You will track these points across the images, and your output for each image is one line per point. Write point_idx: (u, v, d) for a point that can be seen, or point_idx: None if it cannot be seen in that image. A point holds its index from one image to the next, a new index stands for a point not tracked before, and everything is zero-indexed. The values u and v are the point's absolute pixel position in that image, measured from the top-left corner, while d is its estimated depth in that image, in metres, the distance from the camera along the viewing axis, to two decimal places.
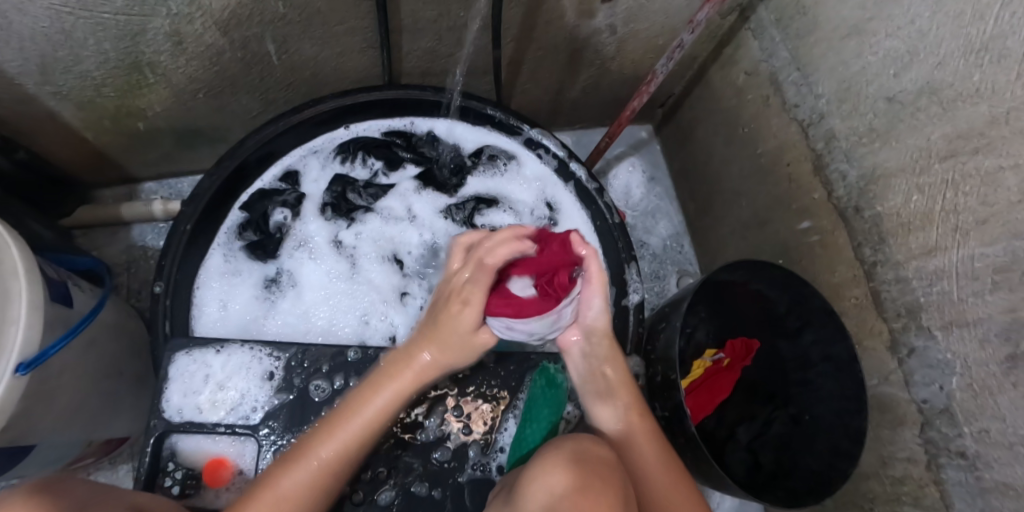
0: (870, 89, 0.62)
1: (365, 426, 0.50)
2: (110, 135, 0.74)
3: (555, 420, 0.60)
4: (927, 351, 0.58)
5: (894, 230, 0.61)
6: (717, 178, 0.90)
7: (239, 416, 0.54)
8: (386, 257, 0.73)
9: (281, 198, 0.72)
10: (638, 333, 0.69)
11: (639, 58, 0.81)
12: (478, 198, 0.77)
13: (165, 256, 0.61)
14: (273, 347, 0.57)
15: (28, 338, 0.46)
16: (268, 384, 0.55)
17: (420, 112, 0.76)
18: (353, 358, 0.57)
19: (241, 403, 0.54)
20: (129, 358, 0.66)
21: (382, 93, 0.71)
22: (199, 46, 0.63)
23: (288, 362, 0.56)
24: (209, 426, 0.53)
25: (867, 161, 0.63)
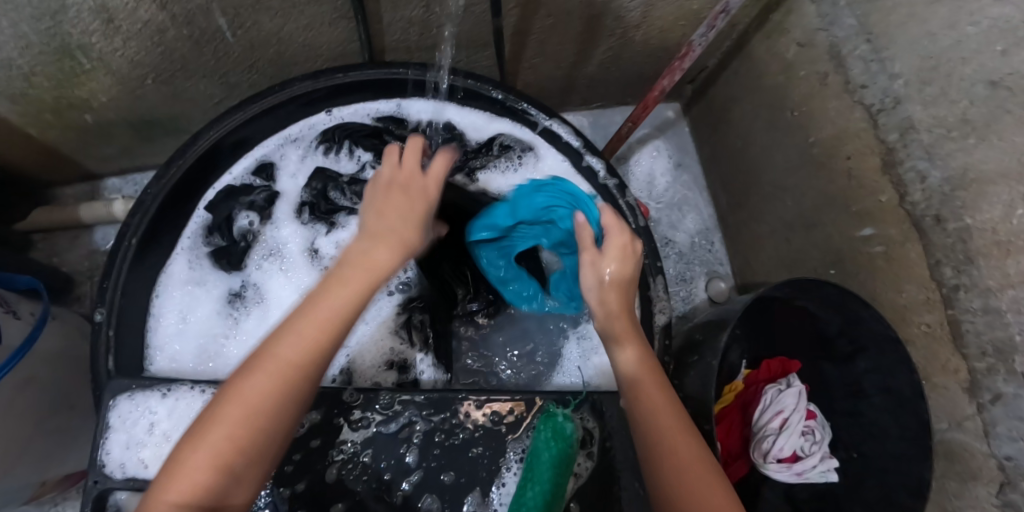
0: (968, 69, 0.48)
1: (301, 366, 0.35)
2: (55, 129, 0.64)
3: (564, 482, 0.47)
4: (1018, 400, 0.47)
5: (986, 249, 0.48)
6: (757, 167, 0.77)
7: None
8: None
9: (249, 197, 0.62)
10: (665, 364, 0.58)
11: (669, 25, 0.68)
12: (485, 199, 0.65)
13: (108, 276, 0.52)
14: None
15: None
16: None
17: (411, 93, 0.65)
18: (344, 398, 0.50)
19: None
20: (82, 385, 0.59)
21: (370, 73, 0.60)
22: (134, 24, 0.53)
23: None
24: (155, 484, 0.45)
25: (955, 161, 0.50)
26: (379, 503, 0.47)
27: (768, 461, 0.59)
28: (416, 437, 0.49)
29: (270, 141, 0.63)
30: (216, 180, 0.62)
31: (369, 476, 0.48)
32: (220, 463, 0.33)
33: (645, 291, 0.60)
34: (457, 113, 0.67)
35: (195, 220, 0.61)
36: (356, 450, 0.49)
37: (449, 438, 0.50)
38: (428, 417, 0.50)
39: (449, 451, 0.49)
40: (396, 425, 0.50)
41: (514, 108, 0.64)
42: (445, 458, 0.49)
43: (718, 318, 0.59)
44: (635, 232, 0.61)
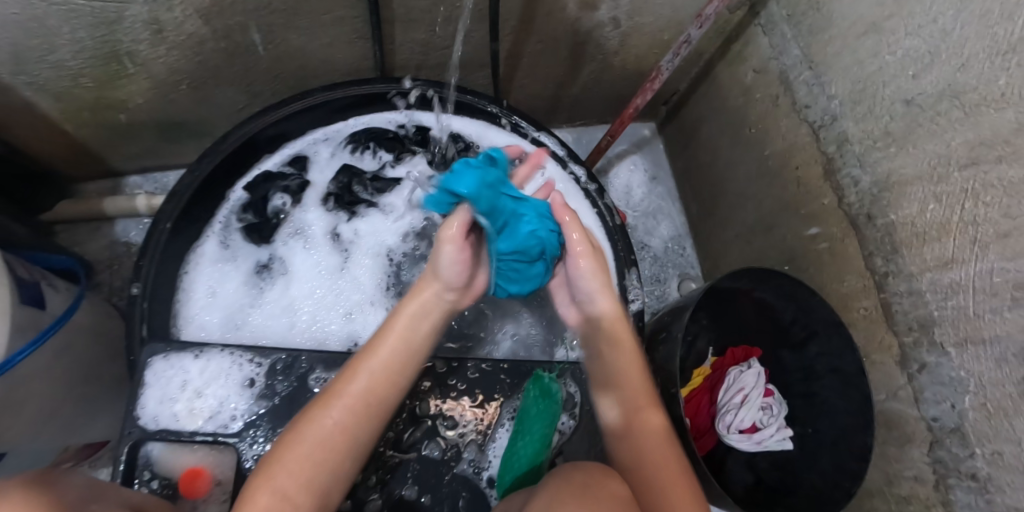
0: (887, 90, 0.58)
1: (366, 410, 0.47)
2: (90, 128, 0.71)
3: (549, 434, 0.56)
4: (939, 367, 0.55)
5: (907, 240, 0.57)
6: (722, 179, 0.87)
7: (217, 425, 0.52)
8: (380, 256, 0.70)
9: (284, 182, 0.69)
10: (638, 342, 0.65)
11: (643, 53, 0.78)
12: None
13: (143, 255, 0.58)
14: (255, 352, 0.55)
15: None
16: (249, 390, 0.53)
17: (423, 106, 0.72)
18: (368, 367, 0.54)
19: (219, 411, 0.52)
20: (106, 359, 0.64)
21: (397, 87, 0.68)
22: (179, 35, 0.60)
23: (271, 368, 0.54)
24: (186, 435, 0.51)
25: (881, 167, 0.60)
26: (386, 451, 0.53)
27: (730, 433, 0.69)
28: (421, 395, 0.56)
29: (305, 139, 0.71)
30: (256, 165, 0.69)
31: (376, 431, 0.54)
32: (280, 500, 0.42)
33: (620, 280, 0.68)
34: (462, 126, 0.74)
35: (233, 200, 0.68)
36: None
37: (447, 399, 0.56)
38: (434, 380, 0.56)
39: (449, 410, 0.56)
40: (403, 382, 0.56)
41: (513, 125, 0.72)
42: (447, 415, 0.55)
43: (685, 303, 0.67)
44: (611, 229, 0.70)
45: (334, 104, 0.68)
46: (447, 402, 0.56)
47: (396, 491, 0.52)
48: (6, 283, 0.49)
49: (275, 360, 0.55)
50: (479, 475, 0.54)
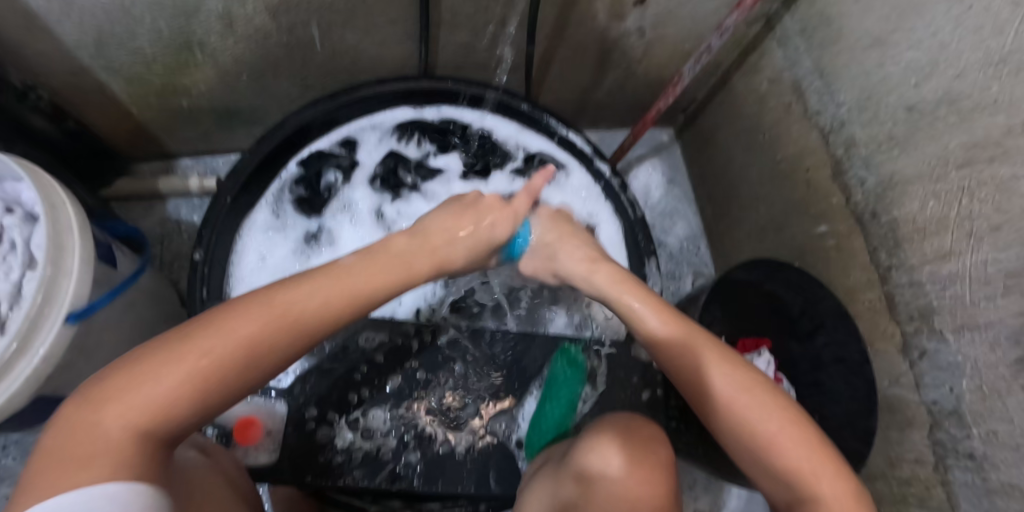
0: (890, 98, 0.64)
1: (285, 328, 0.40)
2: (154, 112, 0.77)
3: (575, 399, 0.60)
4: (938, 353, 0.60)
5: (909, 235, 0.62)
6: (736, 183, 0.92)
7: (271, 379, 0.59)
8: None
9: (336, 161, 0.75)
10: None
11: (665, 62, 0.85)
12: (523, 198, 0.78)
13: (206, 224, 0.65)
14: None
15: (79, 290, 0.51)
16: None
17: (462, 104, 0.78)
18: (409, 331, 0.62)
19: None
20: (162, 323, 0.68)
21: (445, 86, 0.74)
22: (247, 29, 0.66)
23: None
24: None
25: (885, 169, 0.65)
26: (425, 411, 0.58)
27: None
28: (456, 362, 0.61)
29: (355, 123, 0.76)
30: (308, 145, 0.74)
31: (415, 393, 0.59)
32: (162, 405, 0.35)
33: (641, 269, 0.73)
34: (499, 124, 0.80)
35: (286, 173, 0.73)
36: (409, 365, 0.60)
37: (478, 369, 0.61)
38: (467, 350, 0.62)
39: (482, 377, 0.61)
40: (440, 346, 0.62)
41: (540, 122, 0.77)
42: (479, 382, 0.61)
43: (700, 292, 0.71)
44: (632, 221, 0.75)
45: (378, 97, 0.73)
46: (478, 371, 0.61)
47: (432, 449, 0.57)
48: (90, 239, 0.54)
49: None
50: (509, 438, 0.59)
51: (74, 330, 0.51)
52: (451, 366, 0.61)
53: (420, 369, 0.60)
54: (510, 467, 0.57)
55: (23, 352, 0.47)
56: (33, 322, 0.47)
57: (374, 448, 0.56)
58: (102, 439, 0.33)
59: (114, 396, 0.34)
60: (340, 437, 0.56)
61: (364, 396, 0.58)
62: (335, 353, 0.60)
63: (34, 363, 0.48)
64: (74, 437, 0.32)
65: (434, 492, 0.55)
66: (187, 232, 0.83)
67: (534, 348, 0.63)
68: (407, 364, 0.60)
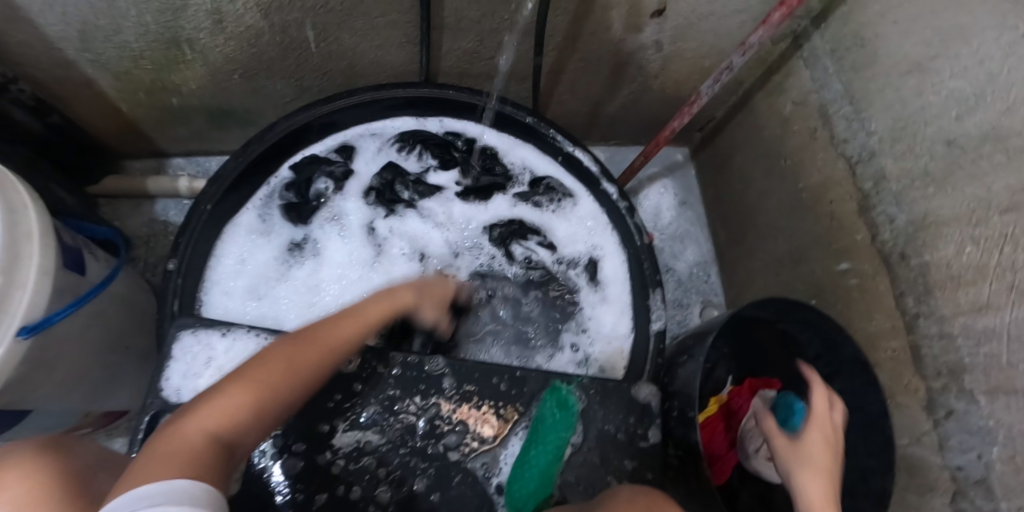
0: (929, 130, 0.57)
1: (324, 356, 0.48)
2: (143, 108, 0.73)
3: (564, 445, 0.56)
4: (967, 415, 0.54)
5: (941, 282, 0.56)
6: (752, 210, 0.87)
7: None
8: (410, 256, 0.72)
9: (329, 168, 0.71)
10: (656, 365, 0.64)
11: (682, 77, 0.80)
12: (524, 224, 0.75)
13: (183, 232, 0.61)
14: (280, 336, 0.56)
15: (34, 302, 0.48)
16: None
17: (466, 115, 0.74)
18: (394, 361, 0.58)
19: None
20: (135, 331, 0.65)
21: (449, 95, 0.70)
22: (239, 27, 0.63)
23: None
24: None
25: (918, 207, 0.59)
26: (401, 446, 0.55)
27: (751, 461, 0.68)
28: (439, 392, 0.57)
29: (355, 131, 0.73)
30: (305, 148, 0.71)
31: (393, 426, 0.55)
32: (226, 412, 0.41)
33: (643, 299, 0.68)
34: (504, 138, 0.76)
35: (278, 177, 0.70)
36: (388, 394, 0.56)
37: (461, 402, 0.57)
38: (451, 381, 0.57)
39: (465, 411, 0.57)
40: (422, 373, 0.57)
41: (547, 137, 0.73)
42: (461, 418, 0.56)
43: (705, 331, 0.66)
44: (637, 249, 0.70)
45: (374, 102, 0.70)
46: (461, 405, 0.57)
47: (405, 489, 0.53)
48: (52, 245, 0.51)
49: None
50: (488, 481, 0.54)
51: (28, 344, 0.48)
52: (432, 398, 0.57)
53: (399, 397, 0.56)
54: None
55: None
56: None
57: (343, 485, 0.52)
58: (185, 444, 0.38)
59: (203, 405, 0.41)
60: (307, 470, 0.52)
61: (337, 425, 0.55)
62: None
63: None
64: (162, 446, 0.37)
65: None
66: (172, 234, 0.79)
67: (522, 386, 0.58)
68: (386, 392, 0.56)
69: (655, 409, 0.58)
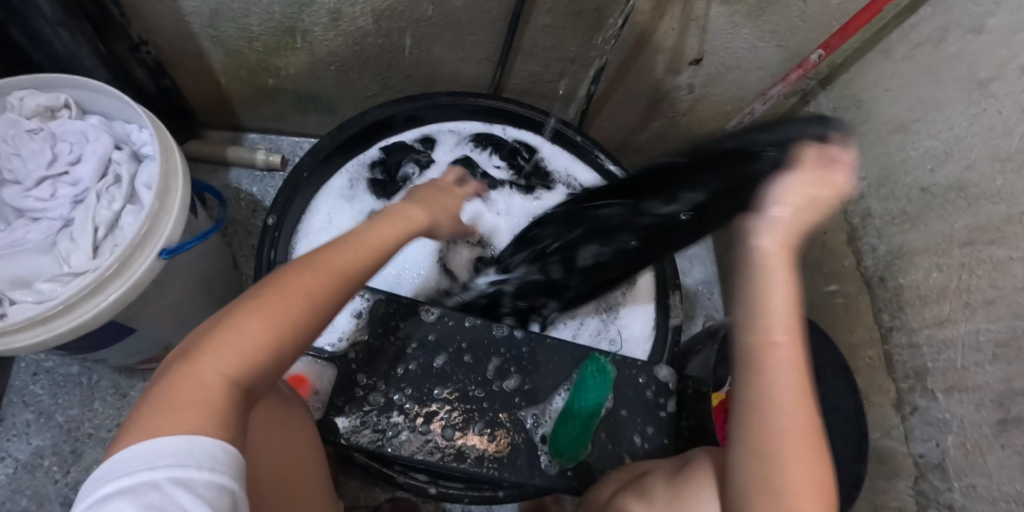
0: (908, 179, 0.72)
1: (343, 277, 0.42)
2: (239, 84, 0.82)
3: (602, 402, 0.64)
4: (928, 410, 0.66)
5: (911, 300, 0.70)
6: None
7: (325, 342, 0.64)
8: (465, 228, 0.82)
9: (417, 156, 0.82)
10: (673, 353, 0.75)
11: (706, 119, 0.94)
12: None
13: (280, 193, 0.70)
14: (364, 289, 0.67)
15: (174, 229, 0.54)
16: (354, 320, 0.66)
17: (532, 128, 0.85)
18: (468, 323, 0.66)
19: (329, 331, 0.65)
20: (218, 278, 0.72)
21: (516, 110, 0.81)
22: (351, 26, 0.72)
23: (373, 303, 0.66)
24: None
25: (896, 239, 0.73)
26: (465, 393, 0.62)
27: None
28: (500, 350, 0.65)
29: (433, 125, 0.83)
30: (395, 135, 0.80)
31: (457, 375, 0.63)
32: (255, 348, 0.38)
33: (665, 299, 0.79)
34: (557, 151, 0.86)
35: (365, 155, 0.80)
36: (457, 346, 0.64)
37: (520, 362, 0.65)
38: (513, 343, 0.66)
39: (521, 368, 0.65)
40: (489, 334, 0.66)
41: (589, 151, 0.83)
42: (519, 375, 0.64)
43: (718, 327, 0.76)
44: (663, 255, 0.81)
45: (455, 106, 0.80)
46: (519, 364, 0.65)
47: (464, 430, 0.61)
48: (188, 182, 0.57)
49: (384, 298, 0.66)
50: (535, 430, 0.63)
51: (163, 263, 0.54)
52: (495, 355, 0.65)
53: (467, 349, 0.64)
54: (532, 457, 0.62)
55: (120, 274, 0.50)
56: (134, 249, 0.51)
57: (411, 418, 0.60)
58: (184, 394, 0.35)
59: (219, 342, 0.37)
60: (382, 403, 0.60)
61: (409, 369, 0.63)
62: (397, 323, 0.65)
63: (125, 285, 0.50)
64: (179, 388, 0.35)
65: (460, 469, 0.59)
66: (243, 200, 0.87)
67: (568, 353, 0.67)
68: (455, 345, 0.64)
69: (672, 386, 0.67)
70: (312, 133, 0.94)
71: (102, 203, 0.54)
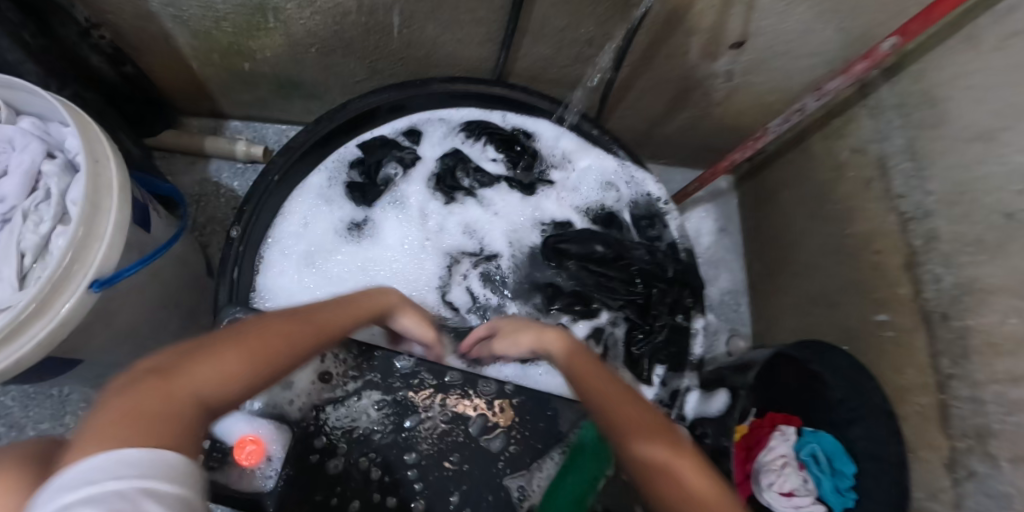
0: (988, 199, 0.57)
1: (323, 331, 0.46)
2: (214, 69, 0.73)
3: (601, 475, 0.54)
4: (987, 478, 0.54)
5: (980, 347, 0.56)
6: (793, 245, 0.86)
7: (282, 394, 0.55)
8: (466, 230, 0.74)
9: (399, 153, 0.72)
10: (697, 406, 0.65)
11: (744, 110, 0.81)
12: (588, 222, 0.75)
13: (247, 201, 0.62)
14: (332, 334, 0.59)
15: (108, 256, 0.47)
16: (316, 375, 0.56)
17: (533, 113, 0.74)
18: (449, 378, 0.57)
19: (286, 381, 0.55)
20: (186, 291, 0.66)
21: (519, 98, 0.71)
22: (328, 3, 0.62)
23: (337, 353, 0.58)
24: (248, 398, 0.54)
25: (965, 272, 0.59)
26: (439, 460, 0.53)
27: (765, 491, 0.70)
28: (484, 408, 0.56)
29: (419, 117, 0.73)
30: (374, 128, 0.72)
31: (430, 437, 0.54)
32: (228, 373, 0.37)
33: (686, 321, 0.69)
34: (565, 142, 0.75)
35: (341, 154, 0.70)
36: (431, 403, 0.56)
37: (508, 421, 0.56)
38: (502, 400, 0.57)
39: (508, 426, 0.56)
40: (473, 388, 0.57)
41: (600, 140, 0.73)
42: (507, 437, 0.55)
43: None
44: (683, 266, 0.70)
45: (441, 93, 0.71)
46: (509, 423, 0.56)
47: (437, 504, 0.51)
48: (127, 198, 0.49)
49: (352, 343, 0.58)
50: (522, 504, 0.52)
51: (97, 295, 0.47)
52: (476, 412, 0.56)
53: (444, 406, 0.56)
54: None
55: (41, 313, 0.43)
56: (57, 282, 0.44)
57: (374, 489, 0.51)
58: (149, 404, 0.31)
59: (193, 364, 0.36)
60: (340, 472, 0.51)
61: (376, 431, 0.54)
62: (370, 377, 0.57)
63: (51, 324, 0.44)
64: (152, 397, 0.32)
65: None
66: (223, 196, 0.80)
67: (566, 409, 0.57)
68: (429, 402, 0.56)
69: None
70: (298, 120, 0.85)
71: (30, 225, 0.47)
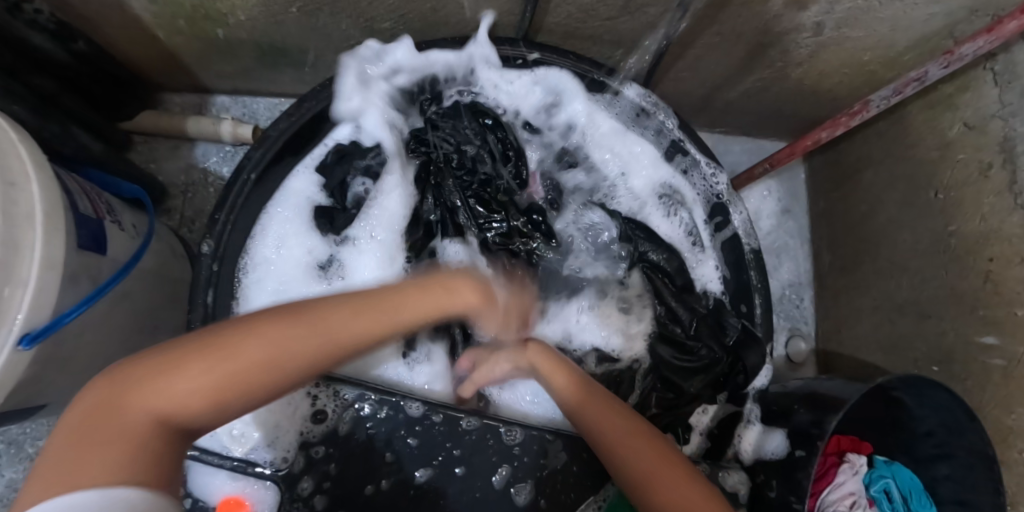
0: None
1: (345, 348, 0.34)
2: (183, 37, 0.61)
3: None
4: None
5: None
6: (874, 237, 0.72)
7: (270, 456, 0.46)
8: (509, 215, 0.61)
9: (365, 163, 0.58)
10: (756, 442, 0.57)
11: (830, 70, 0.65)
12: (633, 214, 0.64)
13: (221, 208, 0.50)
14: (317, 376, 0.48)
15: (39, 301, 0.38)
16: (311, 426, 0.47)
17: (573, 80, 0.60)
18: (467, 428, 0.48)
19: (274, 438, 0.46)
20: (168, 306, 0.59)
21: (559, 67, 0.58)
22: None
23: (332, 392, 0.47)
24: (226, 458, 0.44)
25: None
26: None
27: None
28: (509, 460, 0.48)
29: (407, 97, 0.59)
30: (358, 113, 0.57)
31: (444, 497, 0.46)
32: (201, 400, 0.29)
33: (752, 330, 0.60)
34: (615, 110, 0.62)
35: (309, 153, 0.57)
36: (446, 453, 0.47)
37: (537, 477, 0.48)
38: (529, 453, 0.49)
39: (536, 478, 0.48)
40: (497, 439, 0.48)
41: (647, 115, 0.61)
42: (536, 496, 0.48)
43: (823, 395, 0.53)
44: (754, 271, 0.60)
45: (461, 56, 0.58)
46: (540, 478, 0.48)
47: None
48: (60, 229, 0.39)
49: (354, 385, 0.48)
50: None
51: (31, 351, 0.38)
52: (499, 468, 0.48)
53: (462, 460, 0.47)
54: None
55: None
56: None
57: None
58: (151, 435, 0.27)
59: (175, 361, 0.29)
60: None
61: (382, 488, 0.46)
62: (369, 423, 0.47)
63: None
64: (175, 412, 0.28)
65: None
66: (212, 185, 0.71)
67: (605, 457, 0.49)
68: (442, 453, 0.47)
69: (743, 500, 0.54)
70: (292, 92, 0.74)
71: None
